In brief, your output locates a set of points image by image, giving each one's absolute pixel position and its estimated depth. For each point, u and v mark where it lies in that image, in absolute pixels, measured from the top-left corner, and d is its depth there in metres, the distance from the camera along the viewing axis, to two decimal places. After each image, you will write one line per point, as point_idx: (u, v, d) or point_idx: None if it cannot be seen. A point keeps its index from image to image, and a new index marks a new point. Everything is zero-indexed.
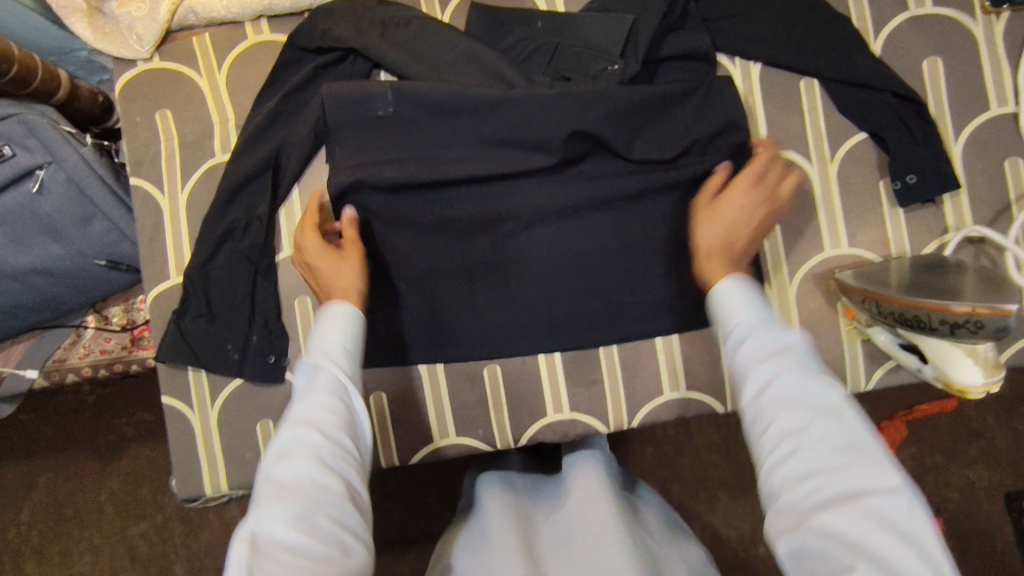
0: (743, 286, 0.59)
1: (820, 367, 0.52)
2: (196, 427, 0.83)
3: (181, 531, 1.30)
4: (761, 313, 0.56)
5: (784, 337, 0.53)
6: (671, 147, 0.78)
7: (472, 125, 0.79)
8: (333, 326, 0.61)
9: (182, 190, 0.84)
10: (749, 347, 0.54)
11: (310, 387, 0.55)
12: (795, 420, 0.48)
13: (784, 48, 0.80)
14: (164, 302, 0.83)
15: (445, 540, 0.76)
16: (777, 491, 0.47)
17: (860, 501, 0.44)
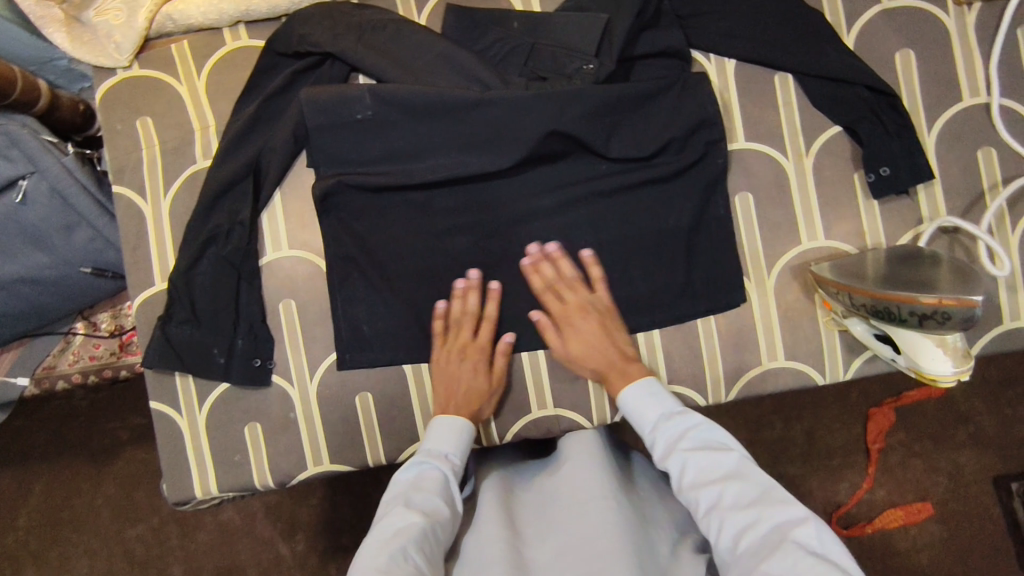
0: (647, 385, 0.75)
1: (721, 439, 0.70)
2: (185, 431, 0.84)
3: (178, 533, 1.32)
4: (662, 407, 0.73)
5: (687, 423, 0.71)
6: (647, 145, 0.79)
7: (450, 127, 0.79)
8: (452, 439, 0.76)
9: (165, 196, 0.84)
10: (658, 450, 0.71)
11: (425, 483, 0.71)
12: (713, 492, 0.66)
13: (758, 44, 0.81)
14: (150, 308, 0.84)
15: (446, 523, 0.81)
16: (724, 552, 0.63)
17: (784, 535, 0.60)
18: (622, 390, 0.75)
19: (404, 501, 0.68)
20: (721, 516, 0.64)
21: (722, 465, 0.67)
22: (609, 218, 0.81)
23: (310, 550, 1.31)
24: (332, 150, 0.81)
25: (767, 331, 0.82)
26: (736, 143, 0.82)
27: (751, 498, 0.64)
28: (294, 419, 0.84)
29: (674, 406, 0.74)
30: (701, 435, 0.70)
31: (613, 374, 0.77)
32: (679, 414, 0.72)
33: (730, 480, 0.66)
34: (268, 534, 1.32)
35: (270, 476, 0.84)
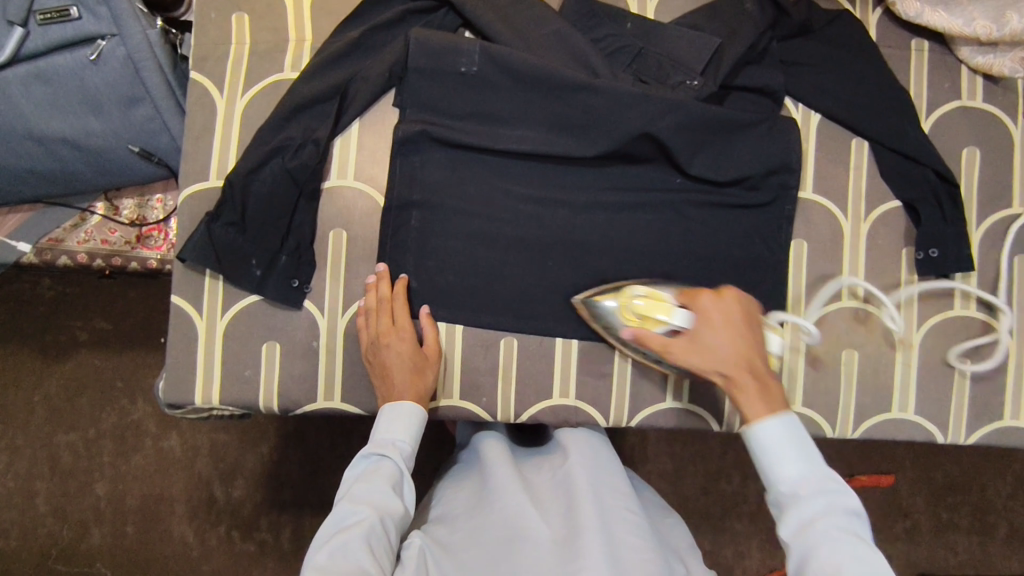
0: (788, 424, 0.64)
1: (840, 498, 0.61)
2: (200, 333, 0.81)
3: (113, 450, 1.28)
4: (807, 463, 0.63)
5: (839, 494, 0.61)
6: (724, 171, 0.82)
7: (546, 104, 0.81)
8: (403, 422, 0.75)
9: (242, 96, 0.82)
10: (791, 516, 0.61)
11: (369, 476, 0.72)
12: None
13: (847, 106, 0.84)
14: (198, 202, 0.82)
15: (446, 490, 0.84)
16: None
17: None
18: (769, 418, 0.64)
19: (352, 494, 0.70)
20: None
21: (874, 562, 0.56)
22: (667, 232, 0.84)
23: (245, 497, 1.27)
24: (426, 95, 0.81)
25: (790, 375, 0.84)
26: (804, 192, 0.85)
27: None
28: (316, 349, 0.82)
29: (822, 468, 0.63)
30: (848, 514, 0.60)
31: (744, 378, 0.68)
32: (829, 484, 0.62)
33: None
34: (206, 472, 1.28)
35: (276, 400, 0.82)
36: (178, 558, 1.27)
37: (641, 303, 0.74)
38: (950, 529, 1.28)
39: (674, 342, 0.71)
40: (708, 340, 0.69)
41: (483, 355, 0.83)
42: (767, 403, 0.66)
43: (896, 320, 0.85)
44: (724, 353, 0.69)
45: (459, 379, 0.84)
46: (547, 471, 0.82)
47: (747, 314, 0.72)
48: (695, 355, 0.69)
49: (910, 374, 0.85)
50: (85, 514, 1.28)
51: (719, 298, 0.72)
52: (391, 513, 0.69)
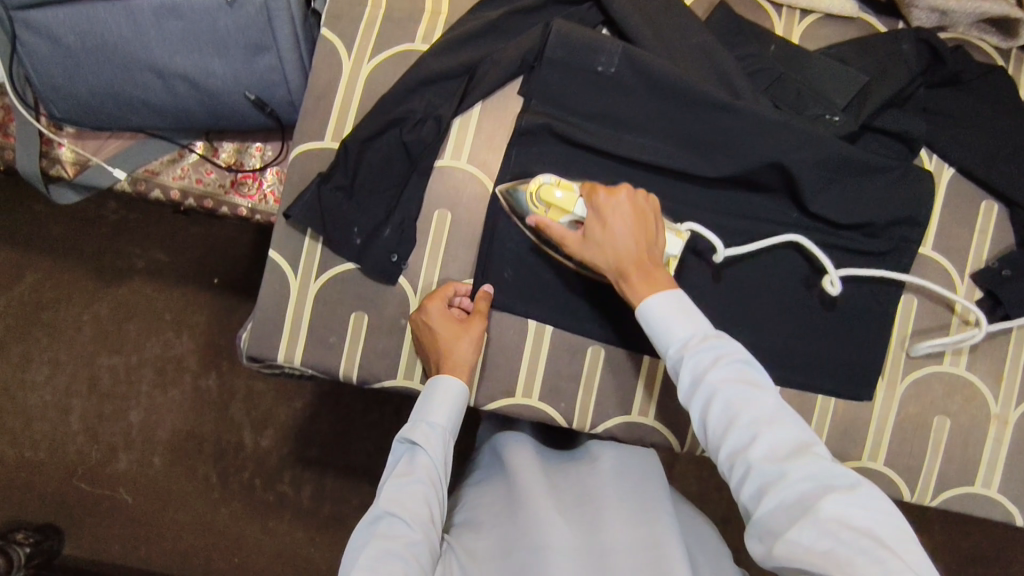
0: (672, 297, 0.67)
1: (729, 349, 0.63)
2: (293, 292, 0.81)
3: (152, 381, 1.29)
4: (692, 324, 0.66)
5: (724, 347, 0.64)
6: (846, 213, 0.79)
7: (675, 115, 0.78)
8: (438, 407, 0.74)
9: (370, 60, 0.81)
10: (683, 373, 0.64)
11: (405, 472, 0.71)
12: (744, 436, 0.60)
13: (985, 166, 0.81)
14: (310, 160, 0.81)
15: (468, 500, 0.84)
16: (726, 467, 0.61)
17: (822, 507, 0.55)
18: (649, 296, 0.67)
19: (387, 491, 0.69)
20: (747, 463, 0.59)
21: (760, 402, 0.60)
22: (774, 264, 0.81)
23: (276, 449, 1.28)
24: (556, 89, 0.79)
25: (877, 432, 0.82)
26: (924, 248, 0.82)
27: (792, 447, 0.59)
28: (403, 326, 0.81)
29: (706, 327, 0.66)
30: (738, 363, 0.63)
31: (632, 267, 0.69)
32: (713, 338, 0.64)
33: (773, 421, 0.60)
34: (238, 418, 1.29)
35: (355, 370, 0.81)
36: (198, 496, 1.28)
37: (553, 191, 0.74)
38: None
39: (569, 236, 0.73)
40: (596, 236, 0.71)
41: (568, 360, 0.82)
42: (649, 288, 0.68)
43: (996, 396, 0.82)
44: (612, 250, 0.70)
45: (541, 379, 0.82)
46: (570, 476, 0.82)
47: (640, 211, 0.71)
48: (588, 250, 0.72)
49: (1000, 453, 0.82)
50: (116, 438, 1.29)
51: (613, 196, 0.71)
52: (430, 513, 0.69)
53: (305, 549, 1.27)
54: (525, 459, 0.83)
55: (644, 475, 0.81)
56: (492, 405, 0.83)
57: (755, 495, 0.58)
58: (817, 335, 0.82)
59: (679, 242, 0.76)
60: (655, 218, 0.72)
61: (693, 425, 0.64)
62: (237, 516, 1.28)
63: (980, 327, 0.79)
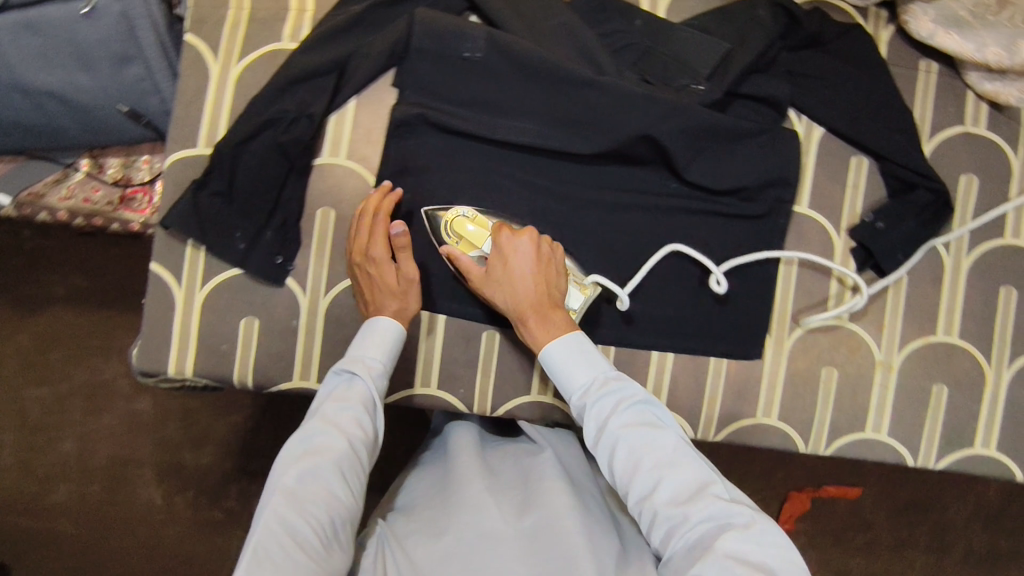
0: (571, 341, 0.71)
1: (627, 396, 0.68)
2: (178, 303, 0.80)
3: (83, 409, 1.26)
4: (593, 368, 0.70)
5: (623, 390, 0.69)
6: (721, 179, 0.81)
7: (547, 96, 0.79)
8: (377, 342, 0.73)
9: (237, 63, 0.80)
10: (588, 422, 0.68)
11: (342, 395, 0.70)
12: (647, 483, 0.64)
13: (850, 123, 0.84)
14: (184, 169, 0.79)
15: (408, 486, 0.85)
16: (637, 513, 0.66)
17: (719, 545, 0.59)
18: (548, 343, 0.71)
19: (322, 414, 0.68)
20: (652, 509, 0.64)
21: (659, 445, 0.65)
22: (658, 233, 0.83)
23: (215, 464, 1.25)
24: (426, 78, 0.79)
25: (769, 388, 0.85)
26: (799, 206, 0.85)
27: (690, 489, 0.64)
28: (295, 328, 0.81)
29: (606, 369, 0.71)
30: (637, 406, 0.68)
31: (528, 312, 0.73)
32: (612, 383, 0.69)
33: (672, 465, 0.65)
34: (175, 437, 1.26)
35: (250, 376, 0.81)
36: (142, 520, 1.25)
37: (467, 224, 0.77)
38: (904, 545, 1.30)
39: (474, 269, 0.75)
40: (496, 276, 0.73)
41: (464, 346, 0.83)
42: (546, 333, 0.72)
43: (879, 344, 0.85)
44: (510, 293, 0.73)
45: (439, 368, 0.83)
46: (510, 459, 0.83)
47: (543, 255, 0.75)
48: (490, 287, 0.74)
49: (887, 397, 0.85)
50: (52, 469, 1.25)
51: (517, 236, 0.74)
52: (361, 434, 0.68)
53: None
54: (468, 447, 0.84)
55: (578, 468, 0.83)
56: (392, 399, 0.83)
57: (663, 537, 0.63)
58: (704, 300, 0.84)
59: (580, 296, 0.79)
60: (558, 268, 0.76)
61: (603, 470, 0.68)
62: (180, 534, 1.25)
63: (861, 293, 0.83)
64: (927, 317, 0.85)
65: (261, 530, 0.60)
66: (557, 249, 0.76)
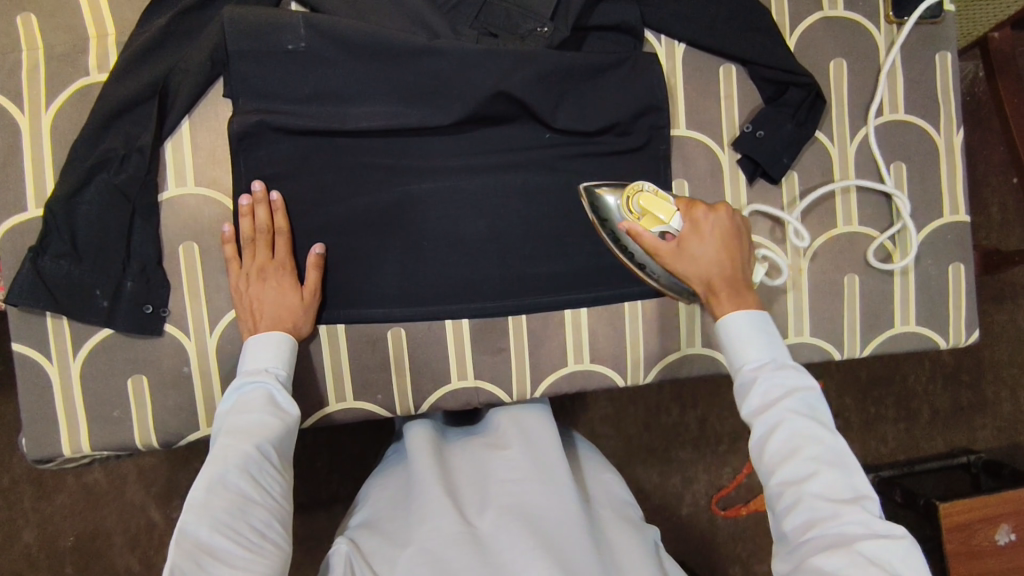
0: (757, 317, 0.64)
1: (806, 381, 0.62)
2: (55, 379, 0.74)
3: (32, 495, 1.15)
4: (772, 348, 0.64)
5: (800, 378, 0.62)
6: (593, 120, 0.78)
7: (389, 73, 0.74)
8: (273, 349, 0.70)
9: (47, 109, 0.73)
10: (753, 394, 0.62)
11: (245, 403, 0.65)
12: (800, 470, 0.59)
13: (707, 33, 0.81)
14: (20, 236, 0.73)
15: (367, 492, 0.81)
16: (774, 497, 0.60)
17: (863, 546, 0.54)
18: (733, 314, 0.64)
19: (227, 424, 0.64)
20: (799, 495, 0.58)
21: (825, 438, 0.60)
22: (542, 187, 0.79)
23: None
24: (255, 82, 0.73)
25: (688, 319, 0.83)
26: (677, 128, 0.82)
27: (845, 490, 0.58)
28: (187, 375, 0.76)
29: (785, 354, 0.64)
30: (810, 395, 0.62)
31: (725, 283, 0.65)
32: (791, 368, 0.63)
33: (834, 462, 0.59)
34: (136, 499, 1.17)
35: (154, 435, 0.76)
36: None
37: (649, 196, 0.68)
38: (872, 424, 1.33)
39: (662, 245, 0.67)
40: (695, 250, 0.66)
41: (370, 351, 0.79)
42: (738, 305, 0.65)
43: (785, 249, 0.83)
44: (709, 266, 0.66)
45: (350, 379, 0.79)
46: (476, 448, 0.80)
47: (735, 230, 0.67)
48: (685, 262, 0.66)
49: (804, 299, 0.84)
50: (15, 566, 1.15)
51: (712, 211, 0.67)
52: (268, 432, 0.64)
53: None
54: (428, 446, 0.78)
55: (554, 446, 0.77)
56: (310, 421, 0.79)
57: (795, 525, 0.58)
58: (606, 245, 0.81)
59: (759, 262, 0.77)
60: (748, 246, 0.68)
61: (748, 446, 0.62)
62: None
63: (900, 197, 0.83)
64: (828, 211, 0.84)
65: (173, 548, 0.56)
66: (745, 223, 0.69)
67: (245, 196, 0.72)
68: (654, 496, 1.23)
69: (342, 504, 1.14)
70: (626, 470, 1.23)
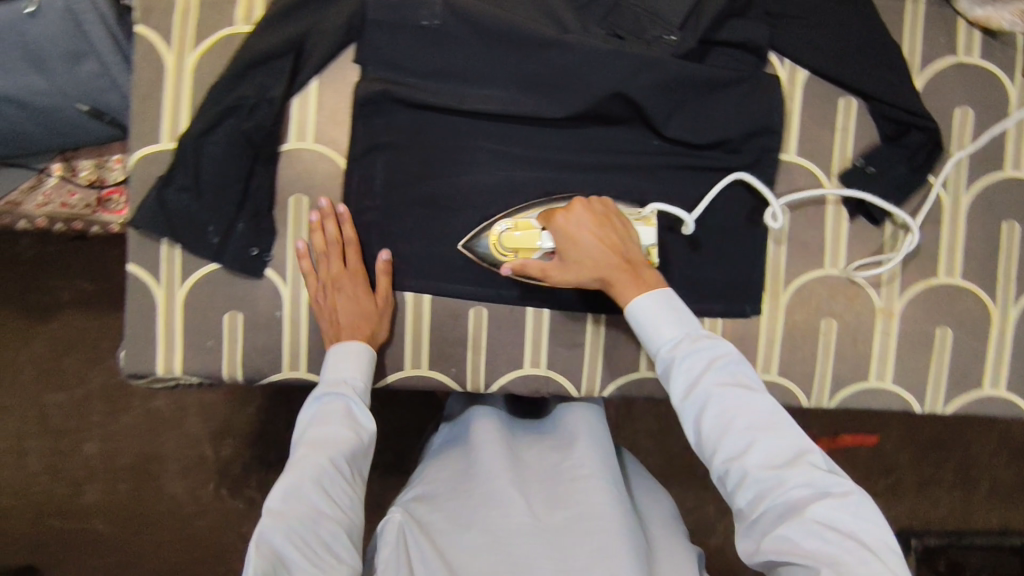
0: (659, 295, 0.70)
1: (722, 352, 0.66)
2: (160, 302, 0.79)
3: (101, 409, 1.23)
4: (683, 326, 0.68)
5: (715, 348, 0.67)
6: (704, 133, 0.78)
7: (514, 60, 0.76)
8: (354, 359, 0.74)
9: (192, 51, 0.78)
10: (678, 375, 0.66)
11: (325, 415, 0.70)
12: (737, 445, 0.62)
13: (834, 62, 0.80)
14: (151, 165, 0.78)
15: (421, 471, 0.83)
16: (721, 473, 0.63)
17: (811, 511, 0.57)
18: (637, 300, 0.69)
19: (309, 434, 0.68)
20: (743, 470, 0.60)
21: (755, 408, 0.63)
22: (643, 192, 0.79)
23: (236, 455, 1.23)
24: (386, 52, 0.76)
25: (768, 344, 0.82)
26: (787, 154, 0.81)
27: (786, 453, 0.61)
28: (279, 319, 0.80)
29: (696, 328, 0.68)
30: (730, 365, 0.66)
31: (620, 277, 0.70)
32: (705, 339, 0.67)
33: (768, 428, 0.62)
34: (194, 432, 1.23)
35: (240, 370, 0.81)
36: (169, 516, 1.22)
37: (513, 234, 0.74)
38: (926, 488, 1.28)
39: (549, 266, 0.72)
40: (578, 256, 0.70)
41: (452, 325, 0.81)
42: (637, 290, 0.70)
43: (879, 291, 0.82)
44: (596, 260, 0.70)
45: (428, 348, 0.82)
46: (537, 446, 0.82)
47: (600, 215, 0.72)
48: (572, 271, 0.71)
49: (890, 345, 0.83)
50: (77, 472, 1.22)
51: (570, 214, 0.72)
52: (343, 448, 0.68)
53: None
54: (493, 435, 0.82)
55: (610, 448, 0.81)
56: (385, 381, 0.82)
57: (749, 499, 0.60)
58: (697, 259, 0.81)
59: (649, 229, 0.75)
60: (626, 225, 0.73)
61: (687, 428, 0.65)
62: (207, 527, 1.23)
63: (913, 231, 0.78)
64: (929, 260, 0.82)
65: (253, 551, 0.57)
66: (614, 207, 0.73)
67: (315, 213, 0.77)
68: (690, 517, 1.22)
69: (388, 469, 1.18)
70: (667, 487, 1.22)
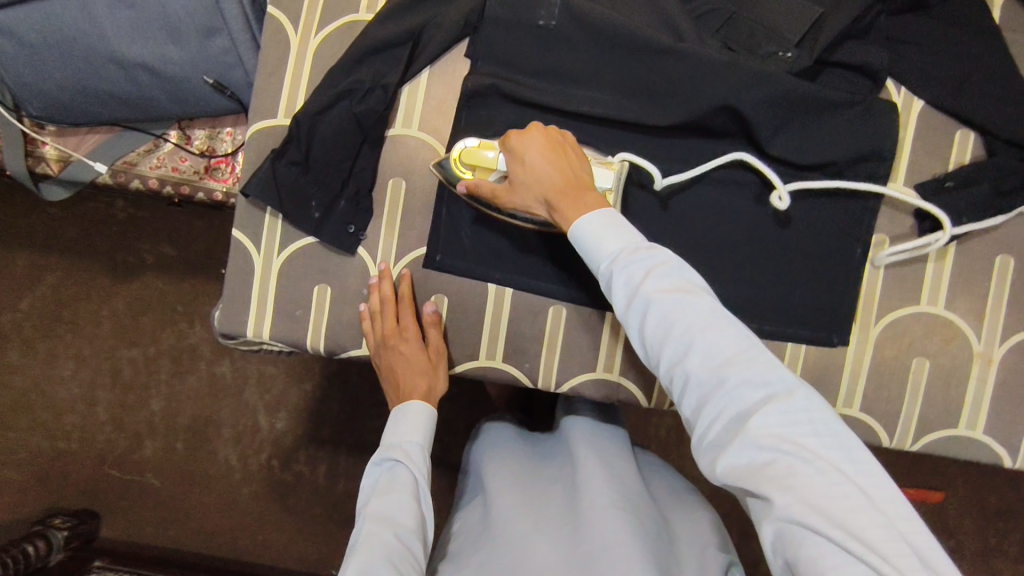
0: (602, 213, 0.63)
1: (659, 255, 0.59)
2: (257, 268, 0.83)
3: (170, 369, 1.26)
4: (625, 238, 0.61)
5: (654, 257, 0.59)
6: (811, 153, 0.77)
7: (624, 65, 0.77)
8: (410, 428, 0.78)
9: (316, 34, 0.82)
10: (618, 288, 0.60)
11: (387, 484, 0.71)
12: (677, 351, 0.56)
13: (954, 94, 0.77)
14: (265, 139, 0.82)
15: (451, 534, 0.80)
16: (670, 383, 0.58)
17: (755, 421, 0.52)
18: (576, 220, 0.63)
19: (372, 507, 0.69)
20: (683, 374, 0.56)
21: (694, 309, 0.56)
22: (739, 208, 0.79)
23: (289, 430, 1.25)
24: (499, 48, 0.78)
25: (851, 376, 0.80)
26: (894, 184, 0.79)
27: (726, 352, 0.55)
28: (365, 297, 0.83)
29: (638, 238, 0.61)
30: (672, 270, 0.59)
31: (562, 199, 0.66)
32: (645, 248, 0.60)
33: (708, 329, 0.56)
34: (253, 402, 1.26)
35: (323, 341, 0.84)
36: (220, 480, 1.25)
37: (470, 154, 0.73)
38: (989, 555, 1.21)
39: (498, 188, 0.71)
40: (521, 177, 0.68)
41: (531, 321, 0.82)
42: (577, 212, 0.64)
43: (978, 333, 0.79)
44: (540, 181, 0.67)
45: (505, 341, 0.83)
46: (551, 479, 0.80)
47: (556, 142, 0.69)
48: (519, 194, 0.69)
49: (983, 393, 0.79)
50: (142, 427, 1.26)
51: (524, 134, 0.69)
52: (406, 521, 0.68)
53: (316, 530, 1.24)
54: (506, 474, 0.80)
55: (613, 463, 0.78)
56: (461, 368, 0.84)
57: (693, 407, 0.56)
58: (785, 281, 0.79)
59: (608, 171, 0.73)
60: (579, 152, 0.69)
61: (633, 341, 0.60)
62: (253, 495, 1.25)
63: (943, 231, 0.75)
64: None
65: None
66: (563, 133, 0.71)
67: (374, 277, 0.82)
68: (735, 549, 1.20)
69: (440, 460, 1.19)
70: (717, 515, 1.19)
